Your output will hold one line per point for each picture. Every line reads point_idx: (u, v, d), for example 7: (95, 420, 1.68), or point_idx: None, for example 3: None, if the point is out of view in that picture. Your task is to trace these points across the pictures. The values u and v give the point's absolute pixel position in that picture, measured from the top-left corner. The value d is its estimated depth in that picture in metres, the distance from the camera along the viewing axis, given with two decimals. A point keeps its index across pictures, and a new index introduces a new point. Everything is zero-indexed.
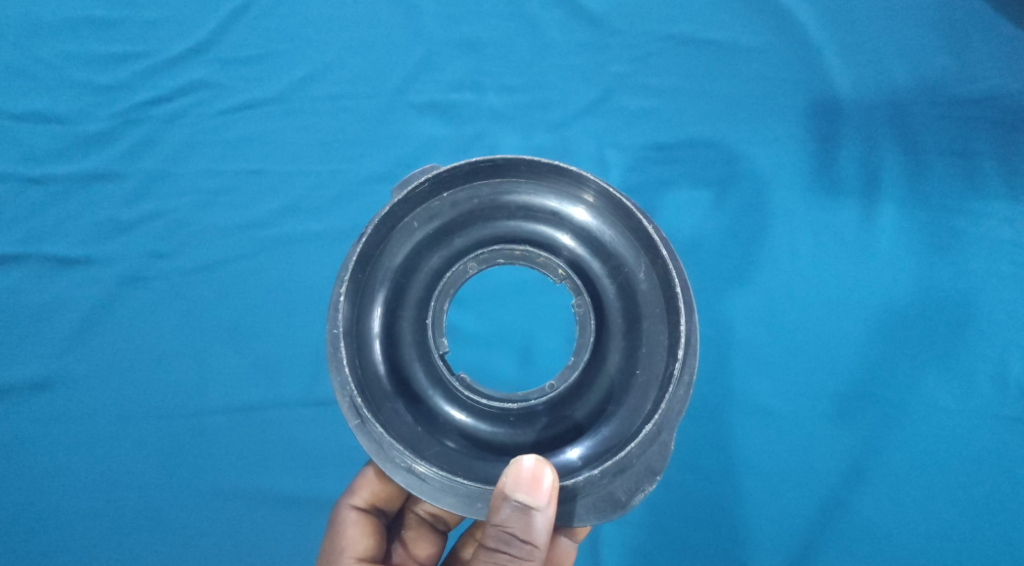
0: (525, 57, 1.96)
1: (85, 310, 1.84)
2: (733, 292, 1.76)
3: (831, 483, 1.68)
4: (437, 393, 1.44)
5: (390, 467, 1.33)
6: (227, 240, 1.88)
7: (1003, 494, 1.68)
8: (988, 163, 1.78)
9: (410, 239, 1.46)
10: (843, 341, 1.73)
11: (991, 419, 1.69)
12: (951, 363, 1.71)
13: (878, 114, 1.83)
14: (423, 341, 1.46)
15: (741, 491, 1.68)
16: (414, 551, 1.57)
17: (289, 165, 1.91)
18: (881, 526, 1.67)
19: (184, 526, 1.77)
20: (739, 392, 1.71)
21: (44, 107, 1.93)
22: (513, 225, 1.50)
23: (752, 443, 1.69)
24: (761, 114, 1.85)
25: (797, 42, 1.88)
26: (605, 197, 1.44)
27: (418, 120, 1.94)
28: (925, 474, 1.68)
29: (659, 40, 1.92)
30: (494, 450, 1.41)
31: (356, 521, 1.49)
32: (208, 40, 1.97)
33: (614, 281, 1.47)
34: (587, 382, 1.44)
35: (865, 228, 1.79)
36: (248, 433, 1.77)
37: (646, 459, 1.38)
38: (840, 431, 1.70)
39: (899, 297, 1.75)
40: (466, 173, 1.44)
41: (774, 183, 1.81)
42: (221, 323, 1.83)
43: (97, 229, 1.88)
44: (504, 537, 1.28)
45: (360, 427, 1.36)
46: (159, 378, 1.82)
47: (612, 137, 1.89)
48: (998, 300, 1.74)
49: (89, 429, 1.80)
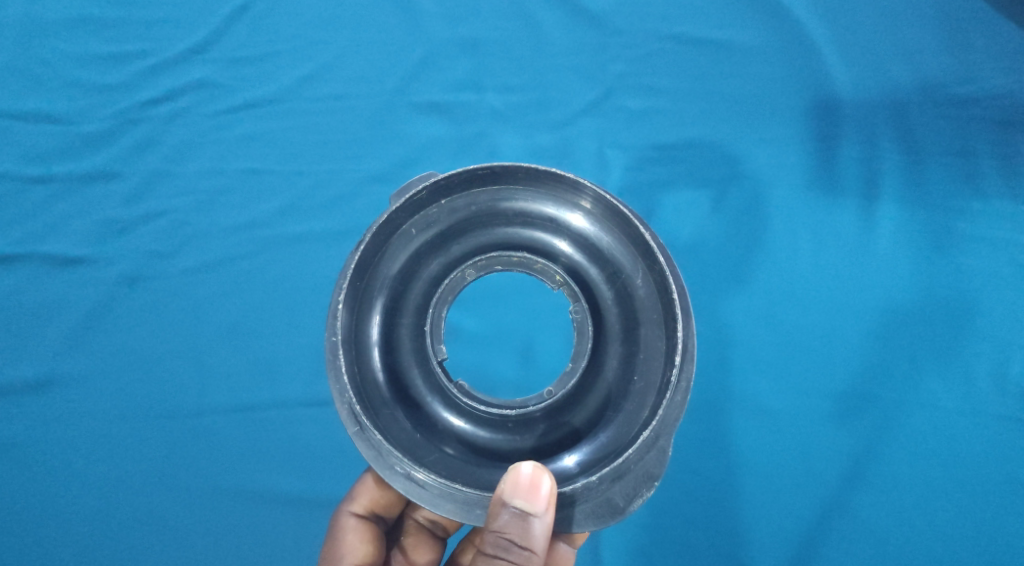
0: (525, 56, 1.99)
1: (86, 309, 1.90)
2: (733, 293, 1.84)
3: (832, 482, 1.77)
4: (435, 399, 1.47)
5: (390, 474, 1.38)
6: (226, 241, 1.93)
7: (1001, 493, 1.77)
8: (986, 161, 1.87)
9: (409, 247, 1.49)
10: (842, 341, 1.83)
11: (991, 419, 1.78)
12: (951, 362, 1.81)
13: (880, 112, 1.92)
14: (422, 349, 1.49)
15: (740, 490, 1.77)
16: (414, 557, 1.63)
17: (288, 166, 1.95)
18: (881, 523, 1.76)
19: (186, 524, 1.83)
20: (740, 393, 1.80)
21: (45, 107, 1.99)
22: (511, 231, 1.52)
23: (751, 444, 1.79)
24: (761, 114, 1.94)
25: (797, 44, 1.97)
26: (601, 203, 1.45)
27: (419, 120, 1.97)
28: (925, 472, 1.77)
29: (659, 41, 1.98)
30: (492, 456, 1.44)
31: (355, 528, 1.58)
32: (207, 40, 2.01)
33: (612, 287, 1.48)
34: (585, 388, 1.46)
35: (864, 228, 1.88)
36: (250, 433, 1.83)
37: (644, 465, 1.41)
38: (841, 429, 1.79)
39: (898, 296, 1.85)
40: (463, 180, 1.46)
41: (774, 186, 1.89)
42: (223, 323, 1.88)
43: (95, 230, 1.94)
44: (504, 544, 1.32)
45: (359, 433, 1.41)
46: (161, 376, 1.87)
47: (612, 137, 1.94)
48: (998, 299, 1.84)
49: (92, 426, 1.86)
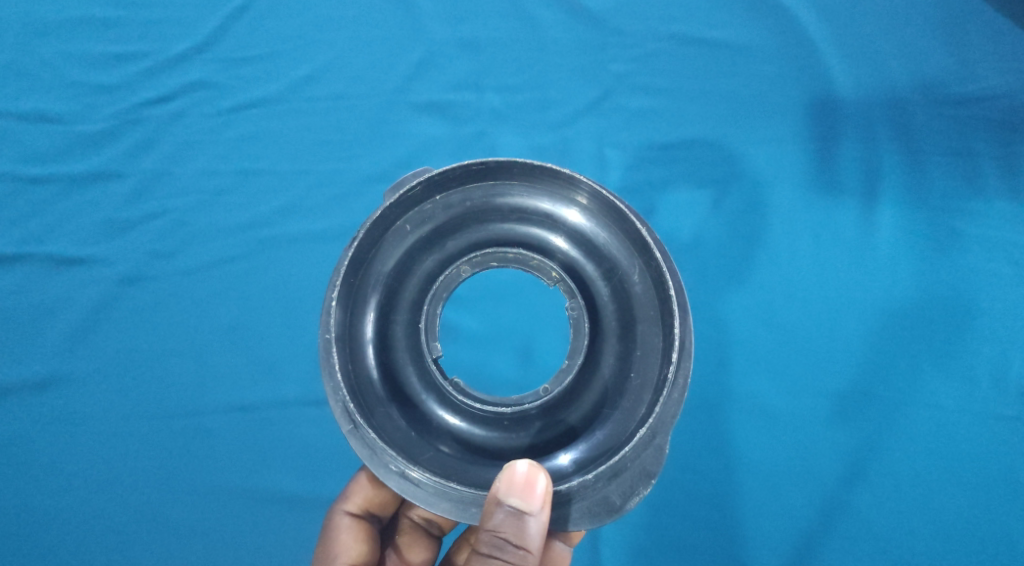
0: (524, 56, 1.99)
1: (86, 308, 1.90)
2: (733, 292, 1.83)
3: (832, 482, 1.76)
4: (431, 397, 1.46)
5: (384, 472, 1.37)
6: (225, 240, 1.92)
7: (1003, 494, 1.75)
8: (987, 161, 1.86)
9: (403, 243, 1.48)
10: (842, 340, 1.81)
11: (992, 420, 1.76)
12: (952, 362, 1.79)
13: (880, 112, 1.91)
14: (417, 346, 1.48)
15: (740, 490, 1.76)
16: (409, 556, 1.62)
17: (287, 166, 1.94)
18: (881, 524, 1.74)
19: (185, 524, 1.82)
20: (739, 393, 1.79)
21: (46, 106, 1.99)
22: (507, 227, 1.52)
23: (750, 444, 1.77)
24: (761, 113, 1.93)
25: (797, 44, 1.96)
26: (597, 198, 1.44)
27: (417, 120, 1.97)
28: (926, 472, 1.76)
29: (659, 41, 1.98)
30: (488, 454, 1.43)
31: (349, 527, 1.58)
32: (206, 41, 2.01)
33: (609, 283, 1.48)
34: (581, 386, 1.45)
35: (865, 227, 1.87)
36: (249, 432, 1.82)
37: (641, 463, 1.39)
38: (841, 430, 1.78)
39: (899, 295, 1.83)
40: (458, 176, 1.46)
41: (774, 184, 1.89)
42: (222, 323, 1.87)
43: (95, 230, 1.93)
44: (499, 543, 1.31)
45: (353, 431, 1.40)
46: (160, 376, 1.87)
47: (612, 137, 1.93)
48: (999, 299, 1.83)
49: (92, 426, 1.85)
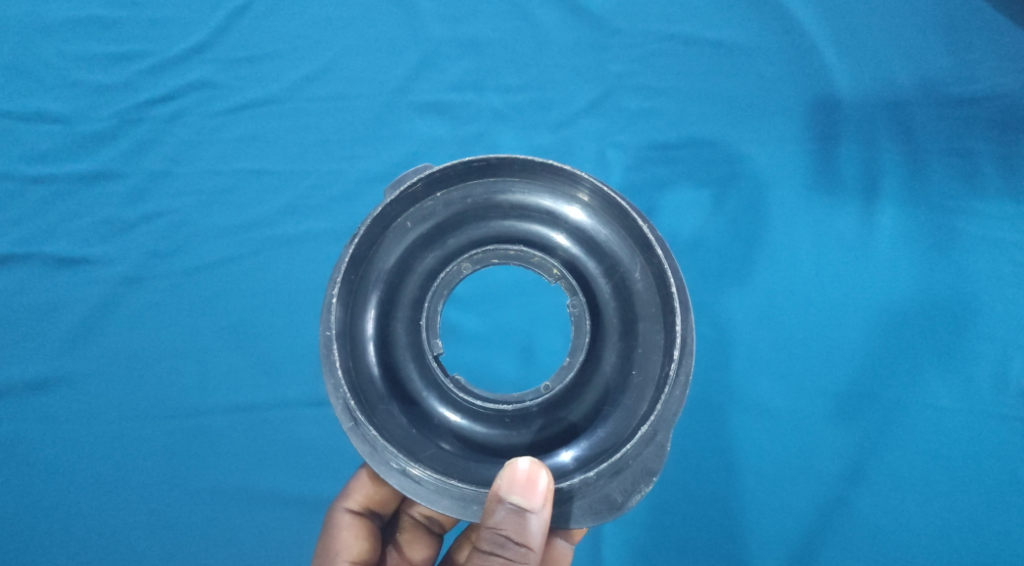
0: (525, 56, 1.99)
1: (86, 308, 1.89)
2: (734, 292, 1.83)
3: (833, 482, 1.75)
4: (432, 394, 1.46)
5: (385, 470, 1.36)
6: (225, 240, 1.92)
7: (1003, 494, 1.75)
8: (986, 161, 1.87)
9: (404, 240, 1.48)
10: (843, 340, 1.81)
11: (993, 420, 1.76)
12: (952, 362, 1.79)
13: (880, 112, 1.92)
14: (418, 343, 1.48)
15: (741, 490, 1.76)
16: (409, 554, 1.62)
17: (288, 166, 1.95)
18: (882, 524, 1.74)
19: (185, 524, 1.81)
20: (740, 393, 1.79)
21: (46, 107, 1.99)
22: (508, 224, 1.52)
23: (751, 444, 1.77)
24: (761, 113, 1.93)
25: (797, 44, 1.97)
26: (598, 195, 1.44)
27: (418, 120, 1.97)
28: (927, 472, 1.76)
29: (660, 41, 1.98)
30: (489, 452, 1.43)
31: (349, 525, 1.57)
32: (207, 41, 2.02)
33: (609, 281, 1.48)
34: (582, 383, 1.45)
35: (865, 227, 1.87)
36: (249, 432, 1.82)
37: (643, 461, 1.39)
38: (842, 429, 1.77)
39: (899, 295, 1.84)
40: (458, 173, 1.46)
41: (774, 185, 1.89)
42: (222, 323, 1.87)
43: (96, 230, 1.93)
44: (500, 540, 1.30)
45: (354, 428, 1.40)
46: (160, 376, 1.86)
47: (612, 137, 1.94)
48: (1000, 299, 1.83)
49: (92, 426, 1.85)
